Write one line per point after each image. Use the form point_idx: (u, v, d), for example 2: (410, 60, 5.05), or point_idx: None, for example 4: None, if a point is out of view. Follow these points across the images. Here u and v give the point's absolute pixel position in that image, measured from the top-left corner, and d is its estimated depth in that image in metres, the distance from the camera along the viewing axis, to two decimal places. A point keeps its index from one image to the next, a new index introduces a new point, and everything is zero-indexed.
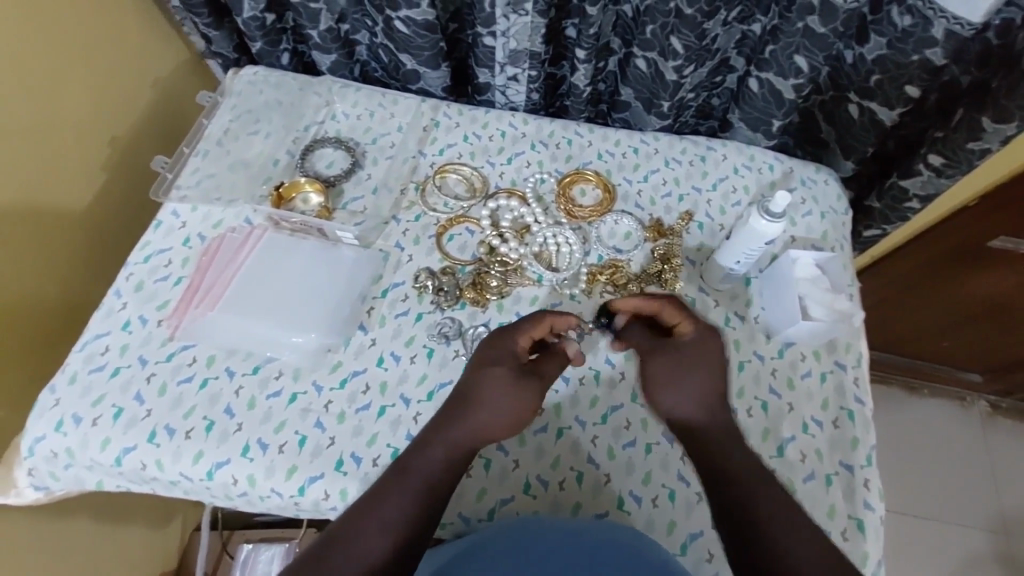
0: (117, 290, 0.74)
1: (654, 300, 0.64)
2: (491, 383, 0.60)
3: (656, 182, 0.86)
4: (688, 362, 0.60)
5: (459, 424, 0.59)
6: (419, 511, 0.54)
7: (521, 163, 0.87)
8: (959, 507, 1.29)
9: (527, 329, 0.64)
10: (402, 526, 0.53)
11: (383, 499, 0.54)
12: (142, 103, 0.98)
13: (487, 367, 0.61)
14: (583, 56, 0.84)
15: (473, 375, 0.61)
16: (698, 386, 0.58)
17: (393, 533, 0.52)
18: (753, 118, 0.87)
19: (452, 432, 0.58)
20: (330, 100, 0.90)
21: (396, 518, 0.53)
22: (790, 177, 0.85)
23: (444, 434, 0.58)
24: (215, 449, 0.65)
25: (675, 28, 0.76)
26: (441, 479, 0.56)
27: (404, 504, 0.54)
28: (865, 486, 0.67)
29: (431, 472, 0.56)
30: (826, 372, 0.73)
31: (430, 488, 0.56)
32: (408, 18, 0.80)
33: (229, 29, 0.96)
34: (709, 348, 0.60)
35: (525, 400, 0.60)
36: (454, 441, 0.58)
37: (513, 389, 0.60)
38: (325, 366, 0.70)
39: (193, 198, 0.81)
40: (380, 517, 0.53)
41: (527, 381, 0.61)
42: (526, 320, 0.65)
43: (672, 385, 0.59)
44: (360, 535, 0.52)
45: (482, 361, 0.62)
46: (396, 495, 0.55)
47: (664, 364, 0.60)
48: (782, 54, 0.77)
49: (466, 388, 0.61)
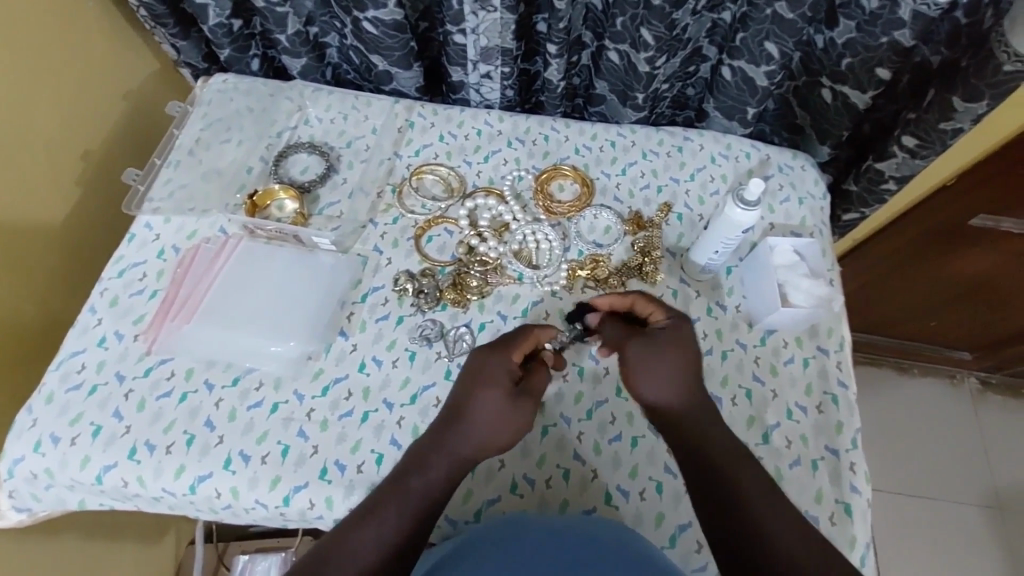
0: (92, 306, 0.73)
1: (627, 295, 0.67)
2: (493, 402, 0.59)
3: (633, 174, 0.86)
4: (679, 345, 0.60)
5: (459, 442, 0.58)
6: (413, 529, 0.53)
7: (498, 160, 0.86)
8: (952, 484, 1.30)
9: (519, 343, 0.64)
10: (396, 544, 0.52)
11: (378, 513, 0.53)
12: (112, 115, 0.96)
13: (486, 386, 0.60)
14: (555, 51, 0.83)
15: (472, 390, 0.60)
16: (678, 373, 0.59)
17: (383, 550, 0.52)
18: (728, 107, 0.87)
19: (451, 447, 0.58)
20: (302, 105, 0.89)
21: (391, 534, 0.53)
22: (767, 165, 0.86)
23: (442, 450, 0.58)
24: (197, 463, 0.64)
25: (645, 19, 0.75)
26: (438, 497, 0.56)
27: (400, 519, 0.53)
28: (851, 470, 0.68)
29: (430, 488, 0.56)
30: (808, 357, 0.74)
31: (427, 505, 0.55)
32: (376, 19, 0.79)
33: (197, 39, 0.94)
34: (685, 333, 0.62)
35: (520, 417, 0.60)
36: (452, 458, 0.57)
37: (511, 409, 0.59)
38: (306, 374, 0.69)
39: (165, 210, 0.79)
40: (374, 533, 0.52)
41: (524, 403, 0.60)
42: (516, 335, 0.64)
43: (653, 368, 0.59)
44: (351, 549, 0.51)
45: (481, 376, 0.61)
46: (392, 511, 0.54)
47: (643, 348, 0.60)
48: (753, 41, 0.77)
49: (462, 404, 0.60)
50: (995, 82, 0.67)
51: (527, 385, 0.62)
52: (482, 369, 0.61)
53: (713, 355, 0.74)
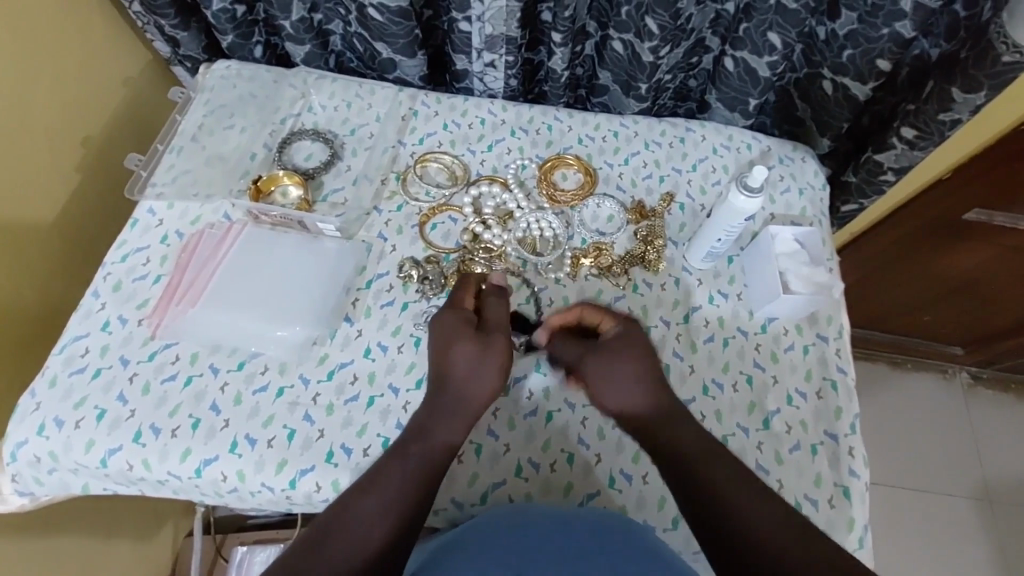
0: (95, 290, 0.72)
1: (575, 308, 0.68)
2: (468, 357, 0.61)
3: (637, 165, 0.87)
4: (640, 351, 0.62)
5: (454, 406, 0.60)
6: (419, 492, 0.55)
7: (502, 149, 0.87)
8: (944, 475, 1.33)
9: (463, 295, 0.68)
10: (399, 511, 0.54)
11: (381, 481, 0.55)
12: (112, 101, 0.95)
13: (457, 344, 0.62)
14: (560, 40, 0.83)
15: (450, 354, 0.62)
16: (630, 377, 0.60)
17: (392, 516, 0.53)
18: (730, 98, 0.88)
19: (447, 412, 0.60)
20: (305, 92, 0.88)
21: (397, 501, 0.54)
22: (767, 156, 0.88)
23: (440, 414, 0.60)
24: (203, 446, 0.64)
25: (650, 8, 0.75)
26: (440, 462, 0.58)
27: (405, 485, 0.55)
28: (850, 454, 0.69)
29: (430, 453, 0.58)
30: (808, 345, 0.75)
31: (430, 465, 0.57)
32: (381, 6, 0.79)
33: (198, 29, 0.93)
34: (634, 336, 0.63)
35: (499, 358, 0.62)
36: (449, 420, 0.60)
37: (487, 357, 0.61)
38: (311, 359, 0.70)
39: (168, 196, 0.79)
40: (376, 503, 0.54)
41: (496, 341, 0.63)
42: (458, 290, 0.68)
43: (611, 378, 0.60)
44: (357, 520, 0.52)
45: (445, 336, 0.63)
46: (396, 477, 0.56)
47: (594, 361, 0.61)
48: (756, 32, 0.78)
49: (442, 367, 0.61)
50: (993, 73, 0.68)
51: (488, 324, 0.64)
52: (445, 330, 0.63)
53: (715, 342, 0.75)
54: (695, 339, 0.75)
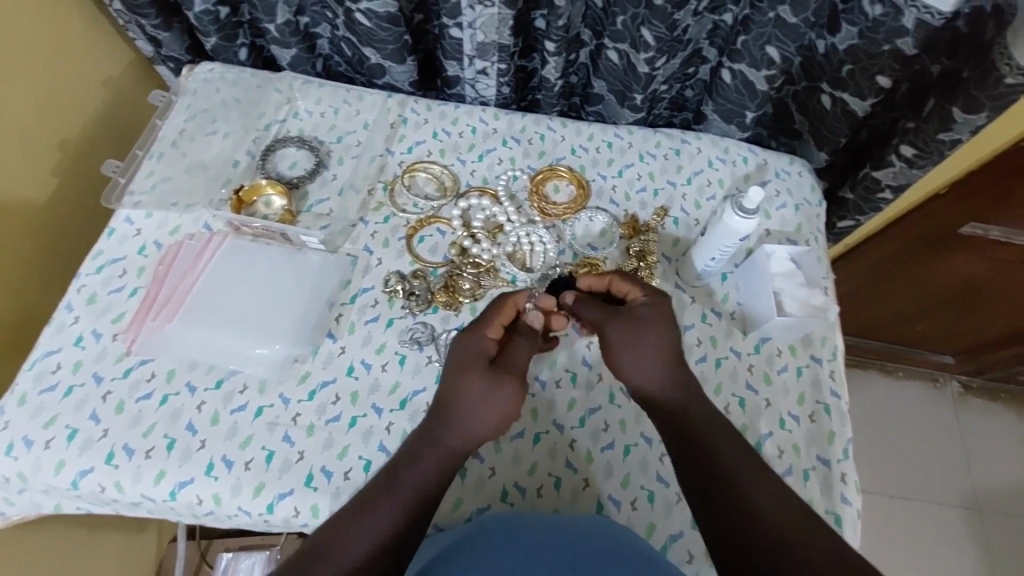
0: (69, 303, 0.69)
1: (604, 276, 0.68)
2: (471, 386, 0.59)
3: (631, 176, 0.86)
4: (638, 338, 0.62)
5: (448, 433, 0.58)
6: (412, 518, 0.54)
7: (493, 159, 0.85)
8: (933, 484, 1.33)
9: (494, 319, 0.65)
10: (389, 538, 0.53)
11: (375, 506, 0.55)
12: (91, 103, 0.93)
13: (466, 370, 0.60)
14: (554, 49, 0.81)
15: (453, 378, 0.61)
16: (660, 345, 0.61)
17: (381, 540, 0.53)
18: (727, 110, 0.87)
19: (440, 437, 0.58)
20: (291, 97, 0.86)
21: (387, 527, 0.54)
22: (763, 170, 0.87)
23: (436, 441, 0.58)
24: (178, 468, 0.62)
25: (646, 19, 0.74)
26: (432, 488, 0.57)
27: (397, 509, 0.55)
28: (842, 480, 0.67)
29: (423, 479, 0.57)
30: (802, 366, 0.73)
31: (422, 493, 0.56)
32: (370, 11, 0.76)
33: (180, 30, 0.90)
34: (665, 308, 0.64)
35: (507, 398, 0.60)
36: (444, 448, 0.58)
37: (491, 392, 0.59)
38: (291, 378, 0.67)
39: (147, 204, 0.76)
40: (369, 526, 0.53)
41: (506, 380, 0.60)
42: (489, 313, 0.65)
43: (635, 342, 0.61)
44: (349, 544, 0.52)
45: (459, 363, 0.61)
46: (388, 502, 0.55)
47: (624, 326, 0.62)
48: (754, 45, 0.76)
49: (448, 394, 0.60)
50: (995, 94, 0.67)
51: (505, 361, 0.63)
52: (462, 355, 0.62)
53: (707, 362, 0.73)
54: (687, 360, 0.73)
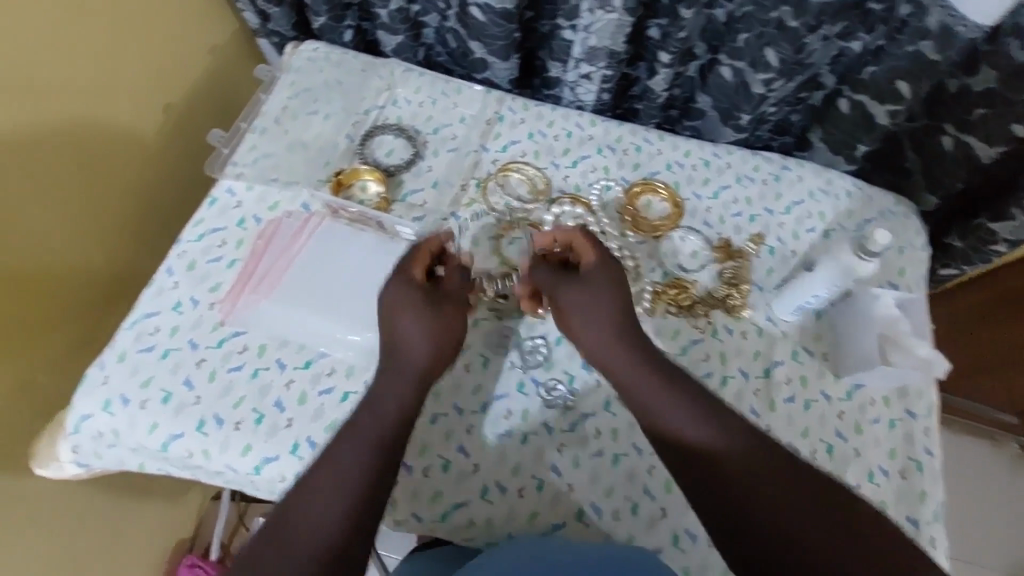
0: (170, 267, 0.71)
1: (569, 230, 0.67)
2: (414, 328, 0.61)
3: (726, 199, 0.83)
4: (589, 303, 0.63)
5: (404, 362, 0.60)
6: (369, 466, 0.54)
7: (587, 167, 0.84)
8: (983, 547, 1.27)
9: (415, 261, 0.65)
10: (353, 491, 0.53)
11: (337, 457, 0.54)
12: (194, 70, 0.94)
13: (409, 310, 0.61)
14: (667, 60, 0.78)
15: (393, 321, 0.62)
16: (607, 308, 0.62)
17: (342, 495, 0.52)
18: (837, 140, 0.84)
19: (394, 371, 0.60)
20: (391, 84, 0.86)
21: (350, 479, 0.53)
22: (868, 206, 0.83)
23: (390, 375, 0.60)
24: (264, 444, 0.63)
25: (774, 40, 0.71)
26: (388, 434, 0.56)
27: (370, 446, 0.55)
28: (930, 544, 0.65)
29: (380, 423, 0.57)
30: (895, 419, 0.71)
31: (379, 440, 0.56)
32: (487, 5, 0.75)
33: (290, 6, 0.91)
34: (616, 271, 0.65)
35: (446, 323, 0.62)
36: (400, 380, 0.59)
37: (438, 325, 0.61)
38: (377, 368, 0.68)
39: (248, 177, 0.77)
40: (333, 478, 0.53)
41: (446, 312, 0.62)
42: (407, 257, 0.65)
43: (583, 306, 0.63)
44: (312, 503, 0.52)
45: (397, 304, 0.62)
46: (346, 454, 0.55)
47: (572, 288, 0.64)
48: (883, 76, 0.73)
49: (391, 334, 0.61)
50: None
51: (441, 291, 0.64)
52: (398, 297, 0.62)
53: (795, 403, 0.71)
54: (775, 397, 0.71)
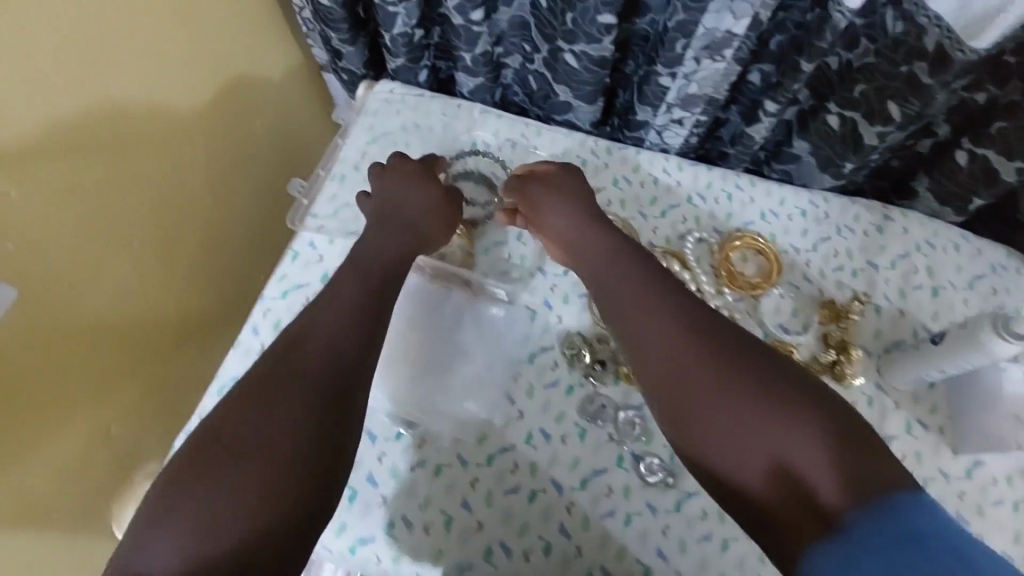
0: (255, 327, 0.69)
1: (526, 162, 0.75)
2: (425, 200, 0.69)
3: (826, 252, 0.78)
4: (565, 195, 0.67)
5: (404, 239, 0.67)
6: (325, 400, 0.52)
7: (677, 217, 0.80)
8: None
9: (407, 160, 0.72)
10: (300, 427, 0.50)
11: (285, 390, 0.52)
12: (263, 108, 0.92)
13: (411, 188, 0.70)
14: (774, 110, 0.74)
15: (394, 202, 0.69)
16: (567, 210, 0.67)
17: (285, 428, 0.50)
18: (946, 193, 0.79)
19: (394, 243, 0.66)
20: (471, 127, 0.82)
21: (302, 410, 0.51)
22: (978, 260, 0.78)
23: (375, 260, 0.64)
24: (359, 522, 0.62)
25: (900, 94, 0.66)
26: (342, 363, 0.55)
27: (336, 343, 0.56)
28: None
29: (324, 353, 0.55)
30: (1020, 501, 0.67)
31: (332, 368, 0.54)
32: (584, 54, 0.71)
33: (363, 44, 0.87)
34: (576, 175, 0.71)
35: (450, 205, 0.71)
36: (385, 267, 0.64)
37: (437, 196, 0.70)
38: (471, 438, 0.66)
39: (330, 230, 0.75)
40: (286, 412, 0.51)
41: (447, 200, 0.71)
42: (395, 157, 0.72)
43: (555, 205, 0.67)
44: (260, 438, 0.49)
45: (397, 191, 0.69)
46: (291, 391, 0.52)
47: (540, 188, 0.69)
48: (1016, 133, 0.67)
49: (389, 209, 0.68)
50: None
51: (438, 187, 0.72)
52: (397, 185, 0.70)
53: None
54: None
